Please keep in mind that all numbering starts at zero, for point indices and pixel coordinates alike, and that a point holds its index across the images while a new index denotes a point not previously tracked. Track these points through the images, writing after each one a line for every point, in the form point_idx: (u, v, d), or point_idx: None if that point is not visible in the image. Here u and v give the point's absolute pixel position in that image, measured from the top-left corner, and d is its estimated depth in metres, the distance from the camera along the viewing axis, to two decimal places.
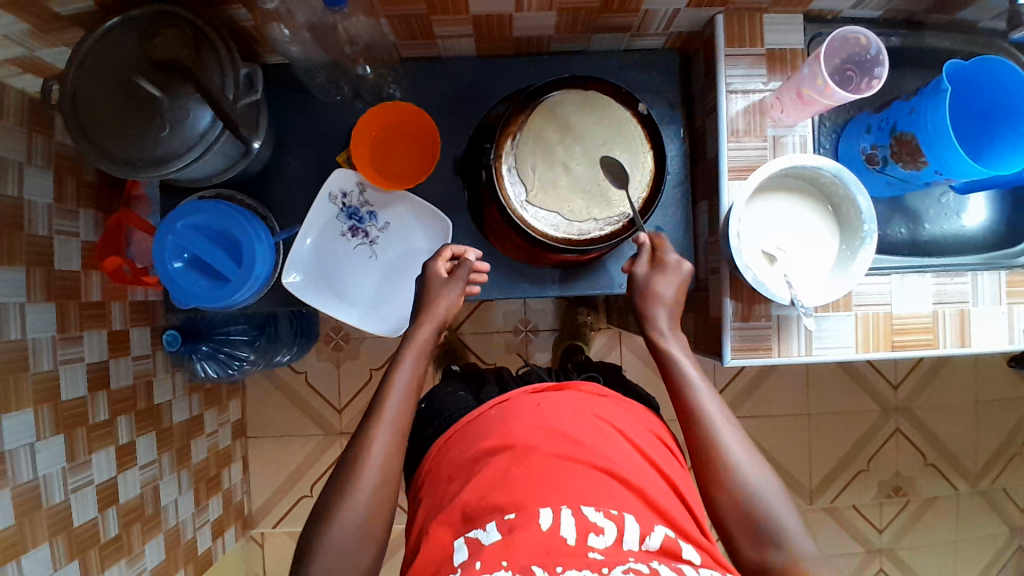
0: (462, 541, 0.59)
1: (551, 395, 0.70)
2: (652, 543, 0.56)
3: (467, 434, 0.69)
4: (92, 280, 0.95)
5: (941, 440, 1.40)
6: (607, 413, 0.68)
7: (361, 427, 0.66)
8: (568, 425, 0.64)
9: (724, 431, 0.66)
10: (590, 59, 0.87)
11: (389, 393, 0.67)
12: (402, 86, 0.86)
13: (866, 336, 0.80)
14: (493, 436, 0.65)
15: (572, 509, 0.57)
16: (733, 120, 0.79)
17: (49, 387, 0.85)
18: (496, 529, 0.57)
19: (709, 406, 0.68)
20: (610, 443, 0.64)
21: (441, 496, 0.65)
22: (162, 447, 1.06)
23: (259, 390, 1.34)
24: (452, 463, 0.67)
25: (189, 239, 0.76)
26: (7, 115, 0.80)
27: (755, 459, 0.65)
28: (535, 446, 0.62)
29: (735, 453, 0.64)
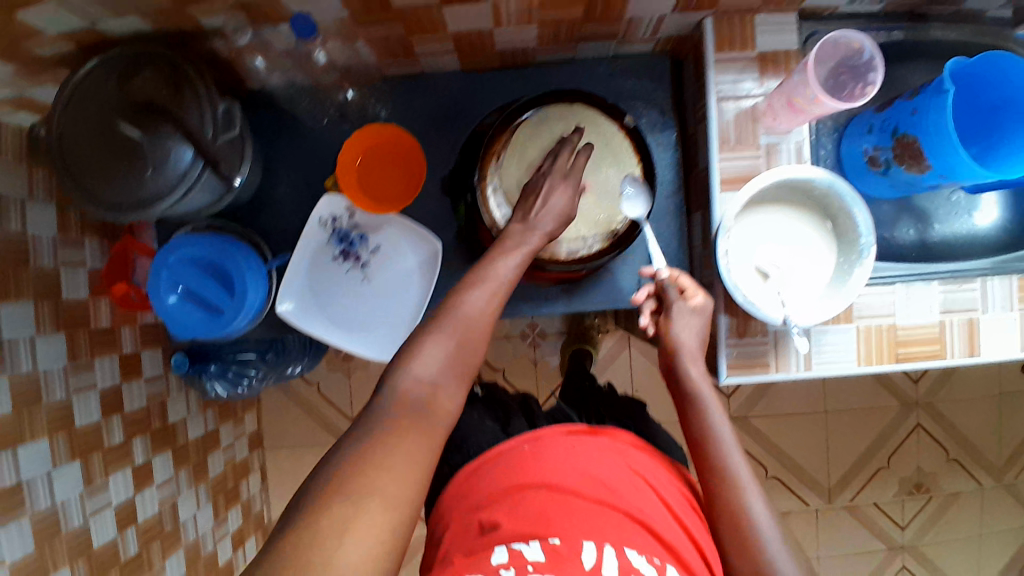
0: (504, 549, 0.57)
1: (587, 439, 0.71)
2: None
3: (498, 466, 0.69)
4: (100, 307, 0.95)
5: (964, 434, 1.36)
6: (641, 465, 0.69)
7: (468, 281, 0.65)
8: (600, 471, 0.66)
9: (746, 483, 0.64)
10: (578, 68, 0.85)
11: (505, 257, 0.67)
12: (388, 106, 0.86)
13: (868, 349, 0.80)
14: (527, 473, 0.66)
15: (615, 550, 0.57)
16: (725, 128, 0.77)
17: (62, 416, 0.87)
18: (540, 548, 0.56)
19: (735, 462, 0.65)
20: (642, 494, 0.65)
21: (467, 523, 0.64)
22: (178, 465, 1.09)
23: (274, 402, 1.36)
24: (483, 491, 0.67)
25: (183, 273, 0.76)
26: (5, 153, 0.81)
27: (778, 526, 0.62)
28: (572, 488, 0.63)
29: (758, 516, 0.62)
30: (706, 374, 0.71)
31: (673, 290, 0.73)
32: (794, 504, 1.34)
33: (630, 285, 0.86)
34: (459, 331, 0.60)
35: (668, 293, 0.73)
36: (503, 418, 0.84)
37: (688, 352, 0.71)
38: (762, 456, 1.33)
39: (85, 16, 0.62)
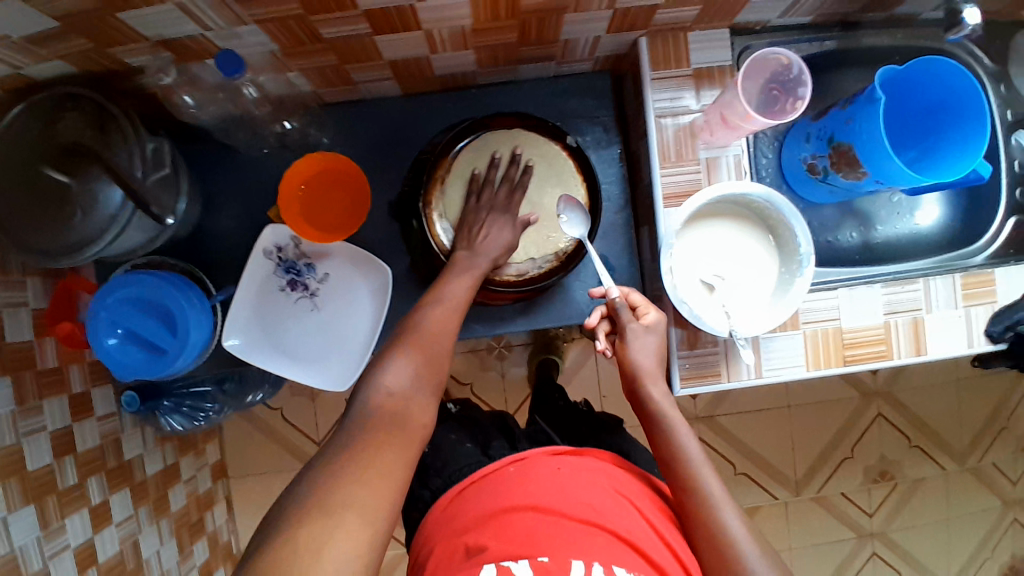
0: (491, 568, 0.56)
1: (569, 459, 0.70)
2: None
3: (483, 489, 0.67)
4: (46, 347, 0.93)
5: (925, 421, 1.40)
6: (628, 489, 0.68)
7: (421, 310, 0.65)
8: (585, 493, 0.64)
9: (724, 502, 0.63)
10: (520, 88, 0.84)
11: (453, 286, 0.68)
12: (330, 133, 0.85)
13: (816, 353, 0.81)
14: (513, 494, 0.64)
15: (605, 569, 0.57)
16: (666, 145, 0.77)
17: (12, 462, 0.83)
18: (529, 567, 0.56)
19: (710, 480, 0.64)
20: (627, 515, 0.63)
21: (451, 547, 0.62)
22: (137, 502, 1.07)
23: (237, 429, 1.34)
24: (468, 513, 0.65)
25: (122, 313, 0.74)
26: None
27: (756, 543, 0.61)
28: (558, 506, 0.62)
29: (736, 533, 0.61)
30: (668, 393, 0.69)
31: (625, 311, 0.70)
32: (763, 499, 1.36)
33: (582, 302, 0.86)
34: (428, 347, 0.61)
35: (621, 315, 0.70)
36: (477, 438, 0.84)
37: (650, 373, 0.68)
38: (729, 454, 1.35)
39: (6, 62, 0.60)
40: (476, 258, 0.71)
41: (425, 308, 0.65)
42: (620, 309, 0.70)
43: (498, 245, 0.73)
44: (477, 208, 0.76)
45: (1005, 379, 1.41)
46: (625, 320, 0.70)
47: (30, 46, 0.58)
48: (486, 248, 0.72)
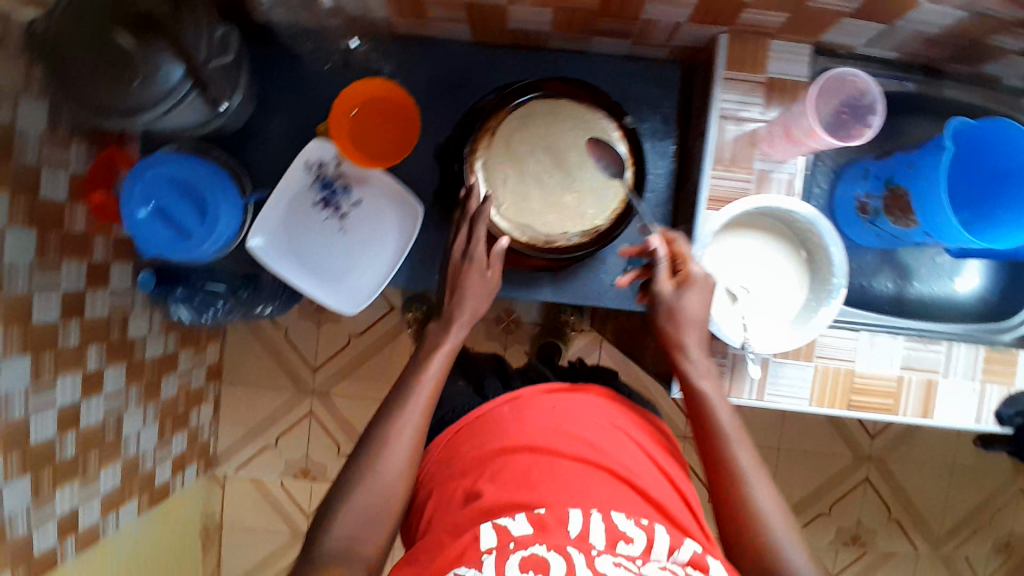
0: (489, 527, 0.57)
1: (565, 398, 0.72)
2: (680, 557, 0.57)
3: (479, 429, 0.70)
4: (77, 211, 0.95)
5: (909, 496, 1.37)
6: (623, 422, 0.71)
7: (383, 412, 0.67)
8: (584, 431, 0.67)
9: (754, 478, 0.62)
10: (589, 61, 0.84)
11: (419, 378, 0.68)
12: (393, 64, 0.85)
13: (823, 390, 0.79)
14: (510, 436, 0.66)
15: (602, 516, 0.58)
16: (722, 147, 0.76)
17: (19, 310, 0.85)
18: (525, 521, 0.57)
19: (740, 455, 0.63)
20: (626, 450, 0.67)
21: (449, 494, 0.65)
22: (130, 380, 1.09)
23: (240, 338, 1.36)
24: (465, 456, 0.67)
25: (157, 188, 0.76)
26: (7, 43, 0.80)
27: (784, 516, 0.60)
28: (554, 449, 0.64)
29: (763, 506, 0.60)
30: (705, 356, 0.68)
31: (662, 270, 0.69)
32: None
33: (600, 285, 0.86)
34: (387, 474, 0.62)
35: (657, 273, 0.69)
36: (470, 377, 0.89)
37: (679, 343, 0.67)
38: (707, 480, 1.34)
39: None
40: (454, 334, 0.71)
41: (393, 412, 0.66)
42: (658, 267, 0.69)
43: (473, 315, 0.73)
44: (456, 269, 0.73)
45: (1000, 474, 1.38)
46: (660, 279, 0.68)
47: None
48: (459, 319, 0.72)
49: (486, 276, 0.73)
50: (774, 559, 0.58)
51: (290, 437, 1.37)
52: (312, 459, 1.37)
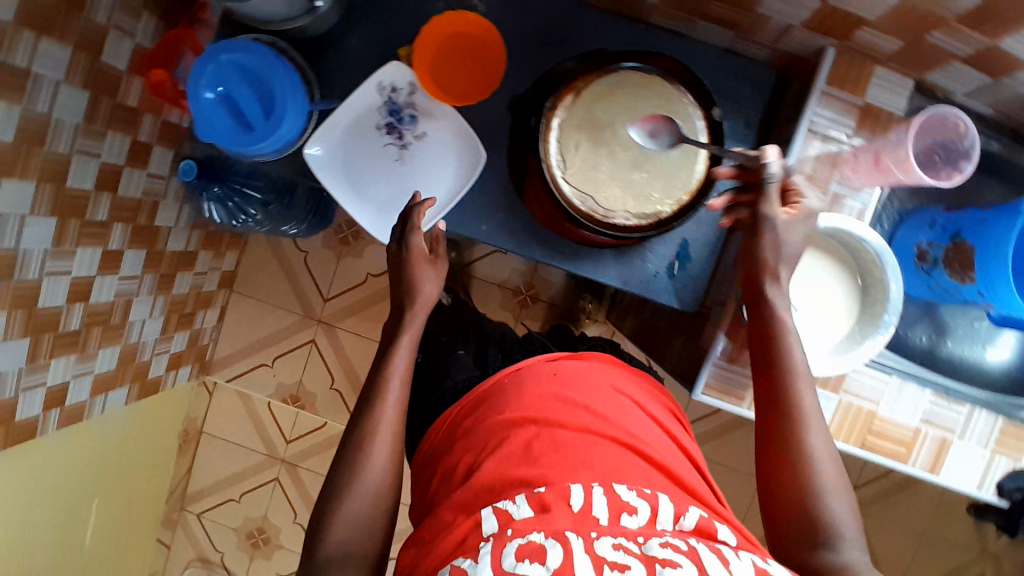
0: (490, 511, 0.57)
1: (567, 362, 0.74)
2: (686, 523, 0.58)
3: (484, 399, 0.71)
4: (133, 85, 0.92)
5: (876, 551, 1.36)
6: (624, 386, 0.73)
7: (365, 410, 0.69)
8: (587, 399, 0.67)
9: (812, 423, 0.64)
10: (687, 45, 0.81)
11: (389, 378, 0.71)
12: (489, 2, 0.81)
13: (841, 423, 0.78)
14: (514, 407, 0.66)
15: (604, 489, 0.58)
16: (802, 162, 0.75)
17: (56, 169, 0.83)
18: (527, 504, 0.56)
19: (805, 398, 0.64)
20: (631, 416, 0.68)
21: (451, 465, 0.67)
22: (147, 267, 1.08)
23: (258, 252, 1.34)
24: (468, 431, 0.68)
25: (227, 75, 0.74)
26: None
27: (834, 462, 0.63)
28: (552, 416, 0.64)
29: (819, 453, 0.62)
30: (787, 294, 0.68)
31: (774, 192, 0.66)
32: None
33: (643, 273, 0.85)
34: (380, 470, 0.66)
35: (769, 196, 0.66)
36: (470, 347, 0.91)
37: (775, 268, 0.66)
38: None
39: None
40: (413, 320, 0.75)
41: (370, 418, 0.68)
42: (764, 181, 0.66)
43: (428, 302, 0.76)
44: (398, 256, 0.77)
45: (969, 555, 1.38)
46: (766, 193, 0.66)
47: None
48: (419, 306, 0.75)
49: (433, 264, 0.76)
50: (818, 504, 0.60)
51: (287, 361, 1.36)
52: (304, 387, 1.37)
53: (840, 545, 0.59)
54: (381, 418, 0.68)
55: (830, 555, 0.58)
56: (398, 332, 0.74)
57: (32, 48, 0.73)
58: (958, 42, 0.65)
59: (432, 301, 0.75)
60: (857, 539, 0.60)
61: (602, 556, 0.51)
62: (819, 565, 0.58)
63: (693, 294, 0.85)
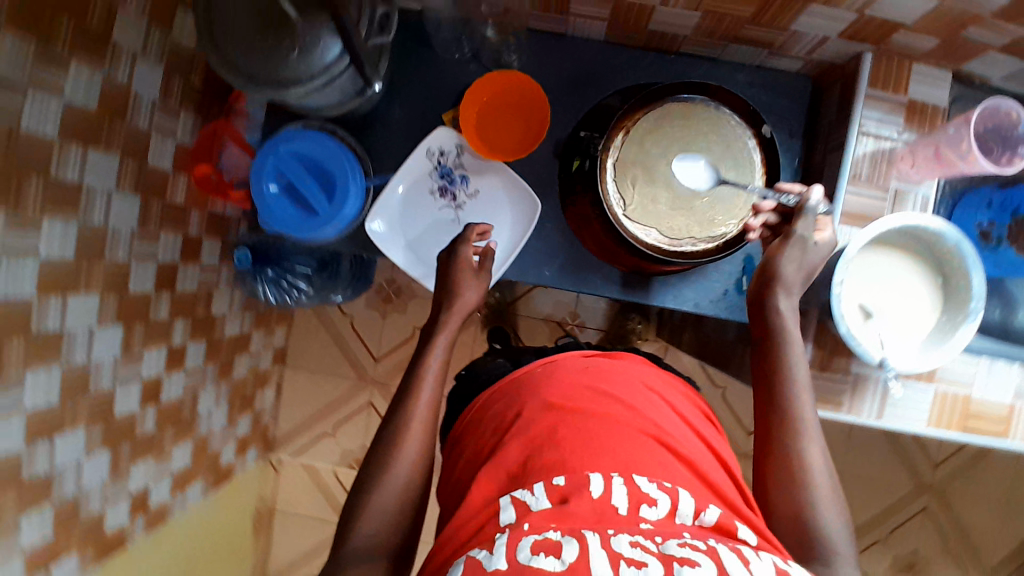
0: (509, 501, 0.56)
1: (599, 361, 0.73)
2: (707, 519, 0.54)
3: (515, 389, 0.71)
4: (179, 182, 0.94)
5: (965, 524, 1.35)
6: (656, 385, 0.71)
7: (399, 405, 0.69)
8: (619, 392, 0.66)
9: (807, 437, 0.64)
10: (718, 68, 0.84)
11: (425, 374, 0.71)
12: (522, 57, 0.84)
13: (940, 413, 0.76)
14: (544, 395, 0.66)
15: (623, 479, 0.56)
16: (858, 162, 0.76)
17: (118, 276, 0.84)
18: (546, 496, 0.55)
19: (802, 411, 0.66)
20: (659, 411, 0.66)
21: (480, 446, 0.68)
22: (208, 358, 1.09)
23: (306, 322, 1.38)
24: (494, 424, 0.68)
25: (287, 165, 0.77)
26: (129, 6, 0.79)
27: (829, 475, 0.63)
28: (582, 407, 0.63)
29: (816, 463, 0.63)
30: (794, 308, 0.71)
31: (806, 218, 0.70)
32: None
33: (710, 293, 0.86)
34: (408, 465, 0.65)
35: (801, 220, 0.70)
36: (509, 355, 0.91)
37: (787, 283, 0.70)
38: None
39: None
40: (449, 321, 0.75)
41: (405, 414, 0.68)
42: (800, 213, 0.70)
43: (467, 306, 0.77)
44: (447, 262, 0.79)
45: None
46: (801, 222, 0.70)
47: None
48: (461, 305, 0.76)
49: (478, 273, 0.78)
50: (811, 517, 0.61)
51: (348, 427, 1.38)
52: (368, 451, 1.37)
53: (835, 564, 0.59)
54: (413, 416, 0.68)
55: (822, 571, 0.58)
56: (433, 333, 0.75)
57: (82, 162, 0.75)
58: (992, 34, 0.66)
59: (472, 304, 0.76)
60: (846, 552, 0.60)
61: (619, 552, 0.48)
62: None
63: None
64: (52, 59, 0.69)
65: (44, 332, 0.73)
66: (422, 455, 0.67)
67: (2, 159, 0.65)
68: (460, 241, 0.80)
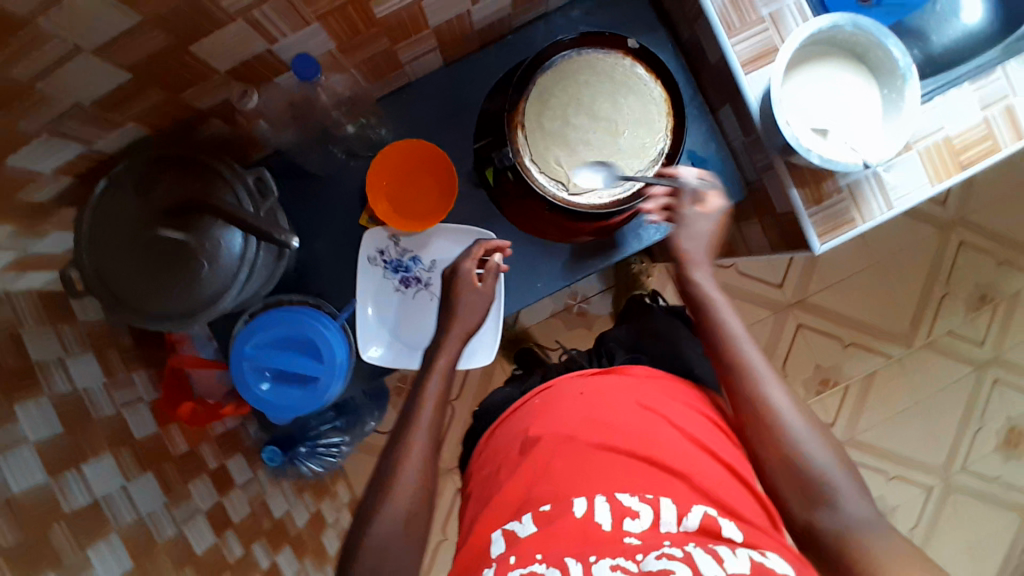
0: (500, 533, 0.60)
1: (597, 380, 0.71)
2: (690, 524, 0.56)
3: (513, 423, 0.71)
4: (172, 433, 0.91)
5: (1004, 234, 1.37)
6: (654, 400, 0.67)
7: (399, 435, 0.66)
8: (614, 415, 0.65)
9: (770, 388, 0.65)
10: (554, 18, 0.84)
11: (422, 409, 0.68)
12: (391, 124, 0.85)
13: (933, 165, 0.74)
14: (534, 429, 0.67)
15: (606, 496, 0.58)
16: (724, 15, 0.75)
17: (181, 550, 0.82)
18: (531, 521, 0.58)
19: (754, 361, 0.67)
20: (657, 426, 0.64)
21: (485, 480, 0.68)
22: (301, 555, 1.07)
23: (361, 466, 1.38)
24: (497, 451, 0.70)
25: (263, 357, 0.74)
26: (24, 322, 0.72)
27: (802, 416, 0.64)
28: (577, 436, 0.64)
29: (782, 405, 0.64)
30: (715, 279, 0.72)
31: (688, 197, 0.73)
32: (877, 361, 1.38)
33: None
34: (416, 489, 0.63)
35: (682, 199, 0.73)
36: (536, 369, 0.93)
37: (693, 259, 0.72)
38: (830, 329, 1.36)
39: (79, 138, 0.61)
40: (450, 342, 0.74)
41: (405, 443, 0.65)
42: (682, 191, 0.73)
43: (469, 326, 0.76)
44: (449, 280, 0.79)
45: None
46: (683, 206, 0.73)
47: (110, 106, 0.60)
48: (459, 328, 0.75)
49: (480, 289, 0.77)
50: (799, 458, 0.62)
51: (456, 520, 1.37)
52: None
53: (835, 496, 0.60)
54: (412, 440, 0.65)
55: (829, 513, 0.59)
56: (422, 385, 0.70)
57: (83, 481, 0.72)
58: None
59: (473, 326, 0.75)
60: (844, 481, 0.61)
61: None
62: (817, 525, 0.59)
63: (734, 183, 0.86)
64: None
65: None
66: (427, 478, 0.64)
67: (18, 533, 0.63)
68: (463, 257, 0.79)
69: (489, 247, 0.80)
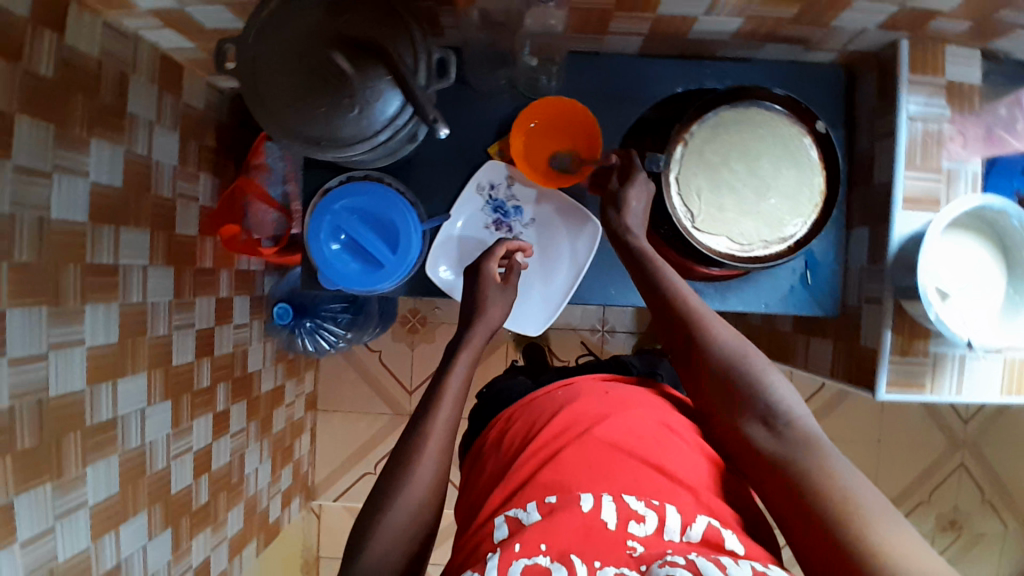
0: (504, 520, 0.60)
1: (617, 389, 0.74)
2: (693, 535, 0.57)
3: (534, 410, 0.73)
4: (206, 245, 0.90)
5: (999, 477, 1.39)
6: (665, 414, 0.69)
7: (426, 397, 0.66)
8: (629, 420, 0.67)
9: (708, 321, 0.66)
10: (755, 67, 0.84)
11: (448, 376, 0.67)
12: (559, 80, 0.84)
13: (1014, 377, 0.76)
14: (552, 417, 0.70)
15: (613, 497, 0.59)
16: (911, 147, 0.76)
17: (162, 352, 0.80)
18: (538, 510, 0.59)
19: (690, 299, 0.68)
20: (669, 442, 0.65)
21: (502, 466, 0.70)
22: (250, 416, 1.05)
23: (333, 368, 1.36)
24: (514, 437, 0.72)
25: (345, 220, 0.75)
26: (139, 72, 0.74)
27: (739, 339, 0.65)
28: (592, 432, 0.66)
29: (719, 333, 0.65)
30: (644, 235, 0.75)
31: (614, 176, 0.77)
32: None
33: (777, 287, 0.86)
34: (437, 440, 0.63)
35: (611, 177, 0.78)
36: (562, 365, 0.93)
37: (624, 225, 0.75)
38: None
39: None
40: (473, 336, 0.71)
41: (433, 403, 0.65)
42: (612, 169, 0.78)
43: (493, 325, 0.73)
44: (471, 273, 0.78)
45: None
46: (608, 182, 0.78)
47: None
48: (484, 317, 0.73)
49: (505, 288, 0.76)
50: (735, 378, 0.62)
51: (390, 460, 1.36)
52: None
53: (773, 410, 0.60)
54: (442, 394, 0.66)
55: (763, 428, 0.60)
56: (457, 348, 0.70)
57: (115, 240, 0.71)
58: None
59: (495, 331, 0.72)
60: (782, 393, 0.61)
61: None
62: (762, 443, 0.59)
63: (832, 298, 0.86)
64: (74, 140, 0.64)
65: (98, 422, 0.70)
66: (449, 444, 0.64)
67: (42, 254, 0.61)
68: (489, 253, 0.78)
69: (512, 247, 0.80)
